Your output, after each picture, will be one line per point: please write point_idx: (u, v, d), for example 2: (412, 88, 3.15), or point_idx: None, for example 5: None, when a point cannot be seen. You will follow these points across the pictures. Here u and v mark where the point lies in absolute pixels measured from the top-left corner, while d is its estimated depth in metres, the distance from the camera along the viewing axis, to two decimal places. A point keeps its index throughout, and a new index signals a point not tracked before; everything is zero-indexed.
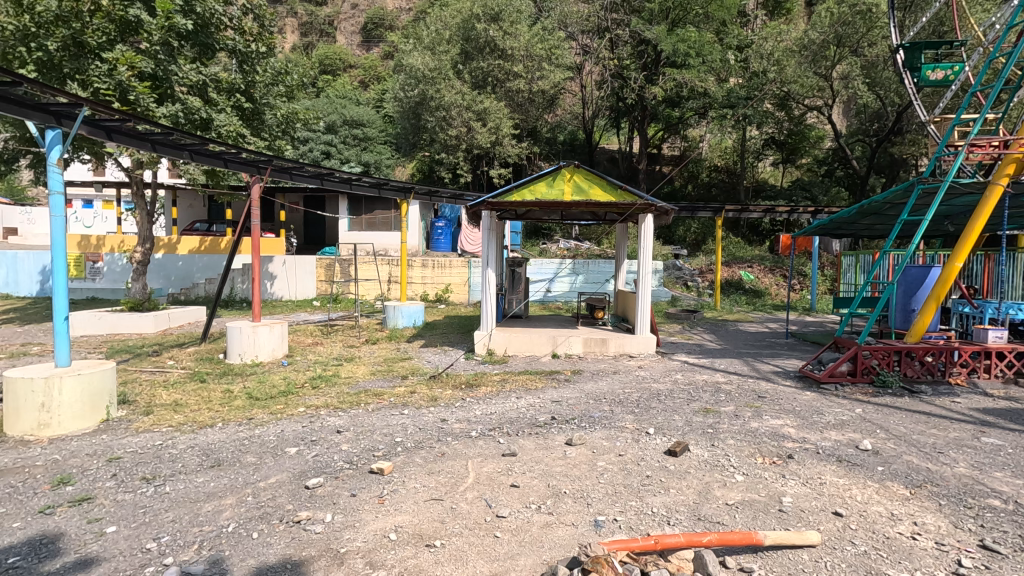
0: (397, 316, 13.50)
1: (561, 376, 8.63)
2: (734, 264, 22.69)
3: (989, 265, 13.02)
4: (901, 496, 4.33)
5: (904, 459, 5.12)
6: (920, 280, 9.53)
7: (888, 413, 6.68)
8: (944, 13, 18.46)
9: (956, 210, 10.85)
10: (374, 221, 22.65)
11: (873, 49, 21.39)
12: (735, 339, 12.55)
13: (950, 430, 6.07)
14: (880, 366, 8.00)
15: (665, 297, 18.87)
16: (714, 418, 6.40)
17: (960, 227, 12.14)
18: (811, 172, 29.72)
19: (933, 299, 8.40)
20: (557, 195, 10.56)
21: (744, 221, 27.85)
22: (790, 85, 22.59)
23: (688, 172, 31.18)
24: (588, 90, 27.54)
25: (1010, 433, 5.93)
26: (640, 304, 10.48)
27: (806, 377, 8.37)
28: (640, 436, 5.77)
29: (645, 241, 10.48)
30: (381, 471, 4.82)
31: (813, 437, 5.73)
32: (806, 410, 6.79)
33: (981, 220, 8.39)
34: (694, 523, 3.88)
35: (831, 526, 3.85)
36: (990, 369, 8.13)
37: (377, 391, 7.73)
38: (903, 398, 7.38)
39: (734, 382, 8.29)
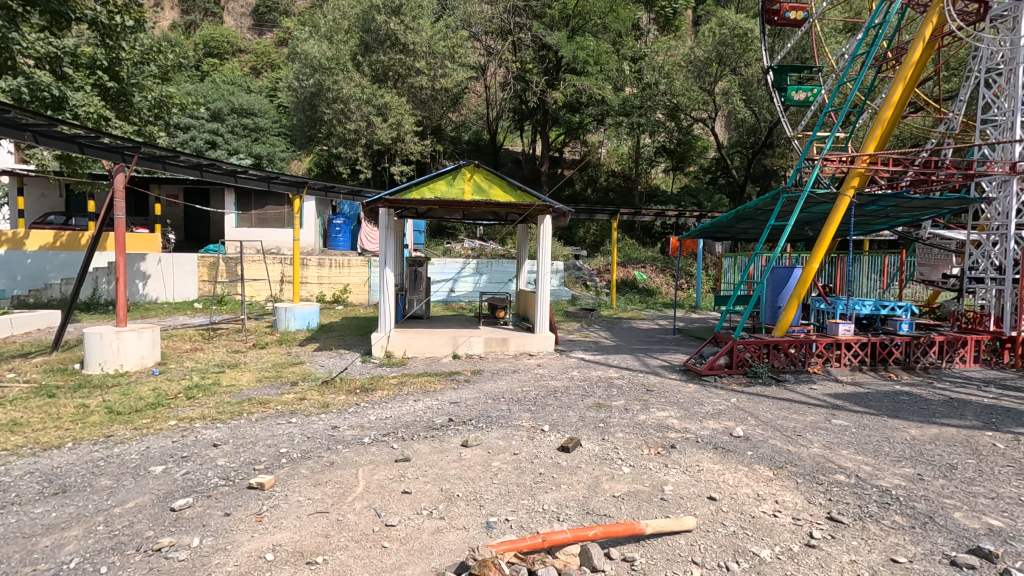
0: (289, 318, 12.75)
1: (461, 377, 8.60)
2: (629, 264, 23.92)
3: (841, 267, 14.80)
4: (766, 477, 4.74)
5: (770, 443, 5.62)
6: (785, 280, 10.59)
7: (758, 402, 7.32)
8: (804, 41, 20.91)
9: (815, 217, 12.13)
10: (266, 217, 21.18)
11: (749, 69, 23.23)
12: (628, 335, 13.20)
13: (808, 414, 6.78)
14: (752, 358, 8.81)
15: (565, 296, 19.53)
16: (606, 413, 6.66)
17: (818, 232, 13.63)
18: (697, 179, 32.04)
19: (795, 296, 9.30)
20: (457, 194, 10.45)
21: (638, 224, 29.66)
22: (679, 97, 24.30)
23: (588, 176, 32.55)
24: (491, 91, 27.81)
25: (855, 415, 6.73)
26: (539, 304, 10.71)
27: (689, 370, 8.99)
28: (535, 433, 5.84)
29: (544, 242, 10.68)
30: (261, 485, 4.47)
31: (694, 427, 6.13)
32: (688, 401, 7.25)
33: (832, 226, 9.47)
34: (583, 517, 3.98)
35: (706, 510, 4.11)
36: (841, 358, 9.15)
37: (263, 399, 7.18)
38: (770, 387, 8.15)
39: (626, 377, 8.71)
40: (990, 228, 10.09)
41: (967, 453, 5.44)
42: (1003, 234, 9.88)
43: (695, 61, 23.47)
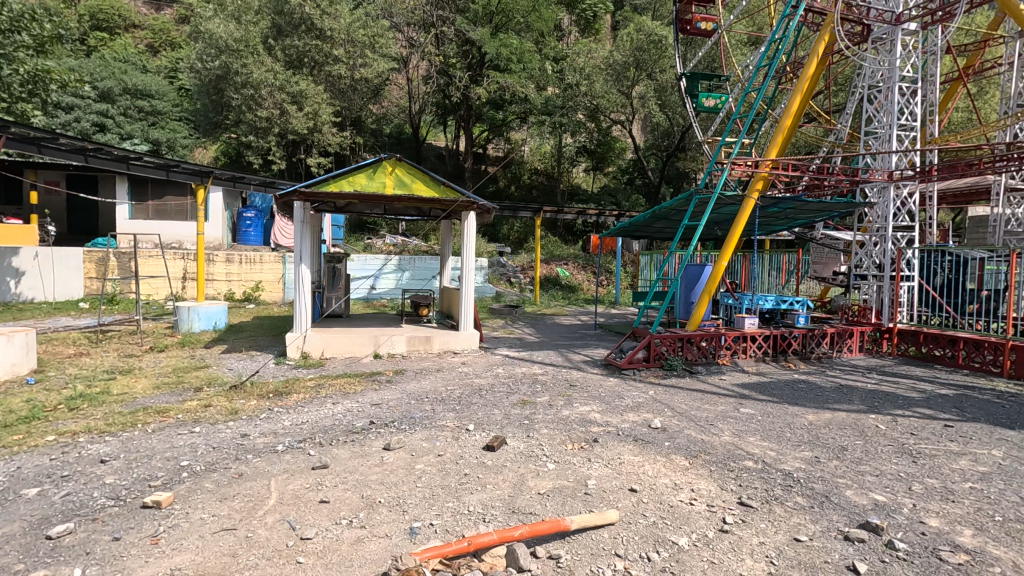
0: (192, 319, 11.79)
1: (382, 377, 8.32)
2: (551, 261, 24.32)
3: (745, 264, 15.84)
4: (682, 466, 4.95)
5: (685, 433, 5.89)
6: (697, 277, 11.19)
7: (674, 393, 7.66)
8: (713, 52, 22.19)
9: (723, 218, 12.91)
10: (165, 209, 19.52)
11: (663, 75, 24.38)
12: (551, 331, 13.40)
13: (718, 404, 7.18)
14: (668, 352, 9.21)
15: (489, 292, 19.54)
16: (530, 409, 6.69)
17: (726, 232, 14.53)
18: (616, 180, 33.16)
19: (706, 292, 9.83)
20: (378, 188, 10.09)
21: (560, 222, 30.25)
22: (598, 99, 24.98)
23: (511, 173, 32.79)
24: (413, 84, 27.25)
25: (760, 404, 7.22)
26: (463, 302, 10.61)
27: (609, 365, 9.26)
28: (460, 433, 5.76)
29: (469, 239, 10.59)
30: (157, 504, 4.05)
31: (615, 420, 6.30)
32: (609, 395, 7.45)
33: (740, 226, 10.09)
34: (509, 517, 3.95)
35: (627, 502, 4.22)
36: (747, 350, 9.80)
37: (161, 407, 6.56)
38: (685, 379, 8.57)
39: (549, 372, 8.82)
40: (872, 230, 11.16)
41: (856, 435, 5.97)
42: (883, 236, 10.96)
43: (614, 65, 24.18)
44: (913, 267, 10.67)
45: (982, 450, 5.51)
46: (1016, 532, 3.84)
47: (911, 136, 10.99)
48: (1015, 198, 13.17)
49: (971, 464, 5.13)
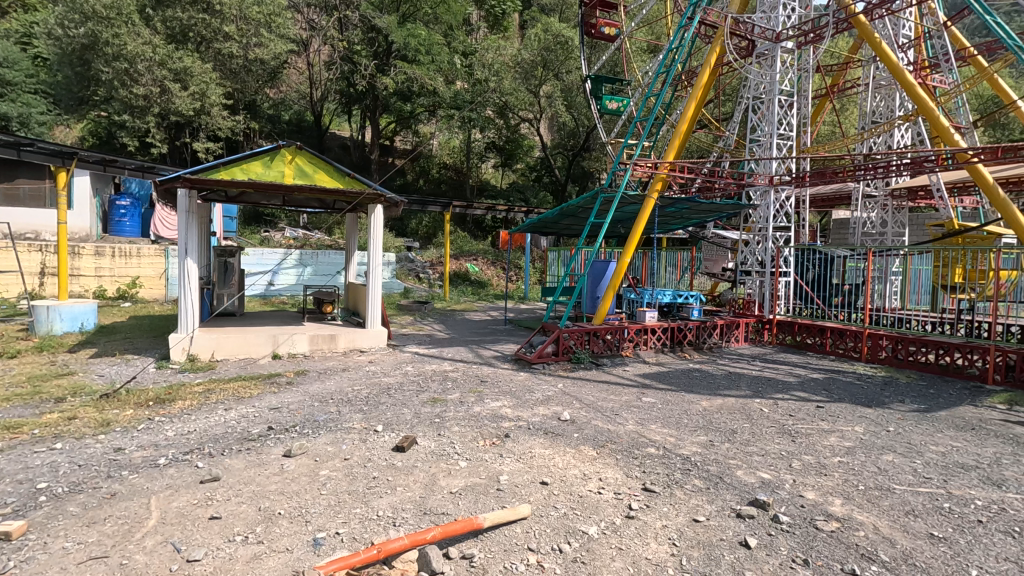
0: (52, 320, 10.35)
1: (282, 380, 7.78)
2: (461, 257, 24.21)
3: (645, 261, 16.69)
4: (591, 456, 5.10)
5: (593, 424, 6.07)
6: (602, 273, 11.64)
7: (581, 386, 7.89)
8: (616, 57, 23.24)
9: (625, 216, 13.50)
10: (17, 194, 17.00)
11: (569, 76, 25.03)
12: (461, 327, 13.32)
13: (622, 394, 7.49)
14: (575, 345, 9.48)
15: (398, 288, 19.08)
16: (441, 407, 6.58)
17: (629, 230, 15.21)
18: (524, 177, 33.62)
19: (611, 287, 10.22)
20: (276, 177, 9.44)
21: (470, 218, 30.18)
22: (507, 96, 25.15)
23: (419, 166, 32.23)
24: (314, 69, 25.86)
25: (660, 393, 7.63)
26: (370, 298, 10.24)
27: (520, 359, 9.37)
28: (367, 435, 5.53)
29: (376, 233, 10.24)
30: (6, 535, 3.48)
31: (525, 414, 6.36)
32: (520, 390, 7.52)
33: (641, 224, 10.60)
34: (420, 519, 3.83)
35: (539, 496, 4.26)
36: (648, 342, 10.32)
37: (11, 423, 5.67)
38: (591, 371, 8.88)
39: (460, 369, 8.74)
40: (755, 231, 12.18)
41: (744, 418, 6.48)
42: (764, 235, 11.98)
43: (522, 63, 24.71)
44: (790, 263, 11.73)
45: (847, 427, 6.20)
46: (875, 498, 4.35)
47: (788, 145, 12.14)
48: (869, 203, 14.90)
49: (839, 440, 5.75)
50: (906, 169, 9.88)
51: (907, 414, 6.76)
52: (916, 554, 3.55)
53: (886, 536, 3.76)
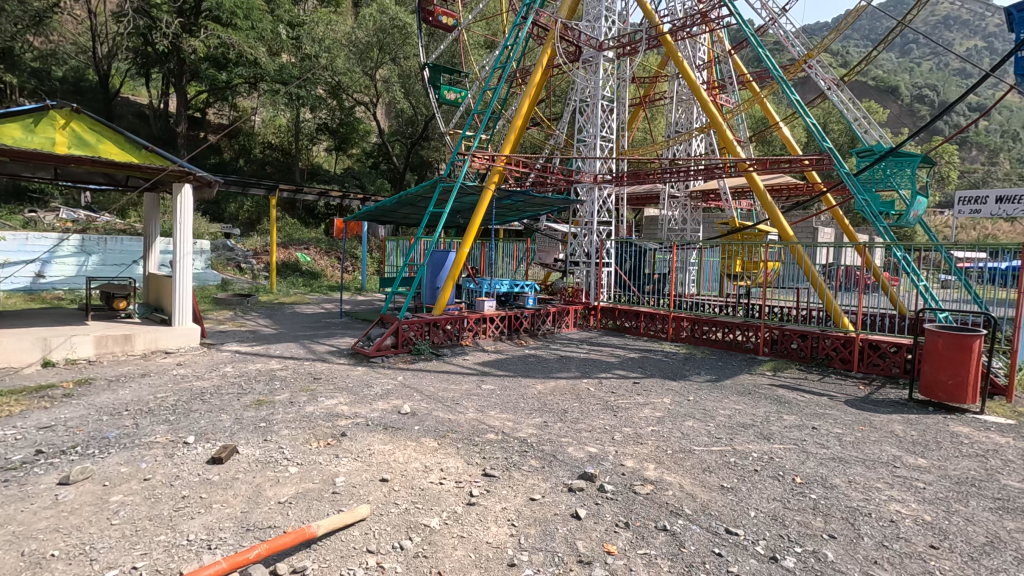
0: None
1: (57, 392, 6.40)
2: (290, 245, 22.38)
3: (484, 251, 16.97)
4: (432, 448, 5.06)
5: (434, 415, 6.04)
6: (442, 263, 11.68)
7: (422, 377, 7.82)
8: (455, 48, 23.31)
9: (464, 206, 13.62)
10: None
11: (407, 62, 24.20)
12: (291, 321, 12.32)
13: (463, 383, 7.58)
14: (415, 337, 9.36)
15: (214, 280, 16.99)
16: (268, 409, 5.99)
17: (467, 220, 15.39)
18: (360, 162, 32.18)
19: (450, 277, 10.25)
20: (43, 144, 7.71)
21: (299, 203, 28.12)
22: (340, 76, 24.02)
23: (239, 145, 29.08)
24: (97, 19, 21.68)
25: (498, 379, 7.88)
26: (176, 290, 8.98)
27: (357, 353, 8.98)
28: (175, 448, 4.81)
29: (183, 217, 9.04)
30: None
31: (363, 411, 6.09)
32: (357, 385, 7.18)
33: (479, 214, 10.76)
34: (241, 537, 3.43)
35: (378, 494, 4.11)
36: (486, 331, 10.59)
37: None
38: (431, 361, 8.84)
39: (289, 367, 8.05)
40: (582, 224, 13.01)
41: (574, 398, 6.99)
42: (590, 229, 12.92)
43: (357, 43, 23.15)
44: (611, 255, 12.87)
45: (658, 399, 7.04)
46: (681, 459, 5.00)
47: (609, 147, 13.26)
48: (674, 203, 16.97)
49: (652, 411, 6.49)
50: (702, 173, 11.43)
51: (703, 384, 7.91)
52: (712, 504, 4.15)
53: (689, 492, 4.33)
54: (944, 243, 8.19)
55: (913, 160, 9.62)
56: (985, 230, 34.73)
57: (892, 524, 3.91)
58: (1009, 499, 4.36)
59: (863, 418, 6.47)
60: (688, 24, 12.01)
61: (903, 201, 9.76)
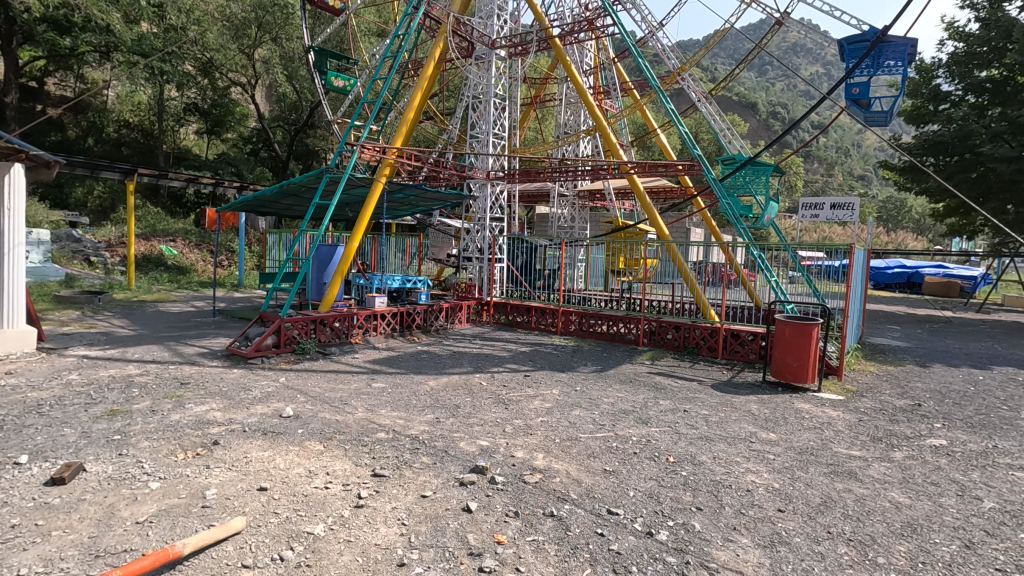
0: None
1: None
2: (152, 237, 20.12)
3: (375, 246, 16.41)
4: (316, 452, 4.82)
5: (319, 417, 5.75)
6: (329, 258, 11.16)
7: (306, 377, 7.41)
8: (343, 33, 22.37)
9: (353, 199, 13.10)
10: None
11: (290, 43, 23.16)
12: (154, 321, 11.08)
13: (352, 382, 7.31)
14: (299, 335, 8.84)
15: (55, 275, 14.78)
16: (123, 420, 5.34)
17: (357, 214, 14.83)
18: (236, 148, 29.73)
19: (338, 273, 9.81)
20: None
21: (164, 190, 25.36)
22: (212, 52, 22.16)
23: (87, 121, 25.55)
24: None
25: (390, 376, 7.70)
26: (4, 287, 7.65)
27: (233, 355, 8.30)
28: (3, 471, 4.13)
29: (13, 202, 7.74)
30: None
31: (239, 416, 5.64)
32: (232, 389, 6.64)
33: (369, 208, 10.40)
34: (89, 566, 3.03)
35: (256, 504, 3.84)
36: (377, 328, 10.27)
37: None
38: (318, 361, 8.41)
39: (151, 372, 7.24)
40: (475, 220, 13.19)
41: (466, 393, 7.03)
42: (482, 225, 13.03)
43: (232, 18, 22.06)
44: (504, 251, 13.07)
45: (547, 390, 7.29)
46: (568, 447, 5.22)
47: (502, 145, 13.45)
48: (563, 201, 17.62)
49: (541, 402, 6.70)
50: (588, 174, 11.98)
51: (588, 374, 8.33)
52: (595, 487, 4.38)
53: (575, 478, 4.53)
54: (790, 243, 9.32)
55: (767, 169, 10.85)
56: (822, 231, 40.08)
57: (748, 493, 4.39)
58: (838, 464, 5.08)
59: (726, 400, 7.18)
60: (575, 30, 12.50)
61: (758, 205, 10.97)
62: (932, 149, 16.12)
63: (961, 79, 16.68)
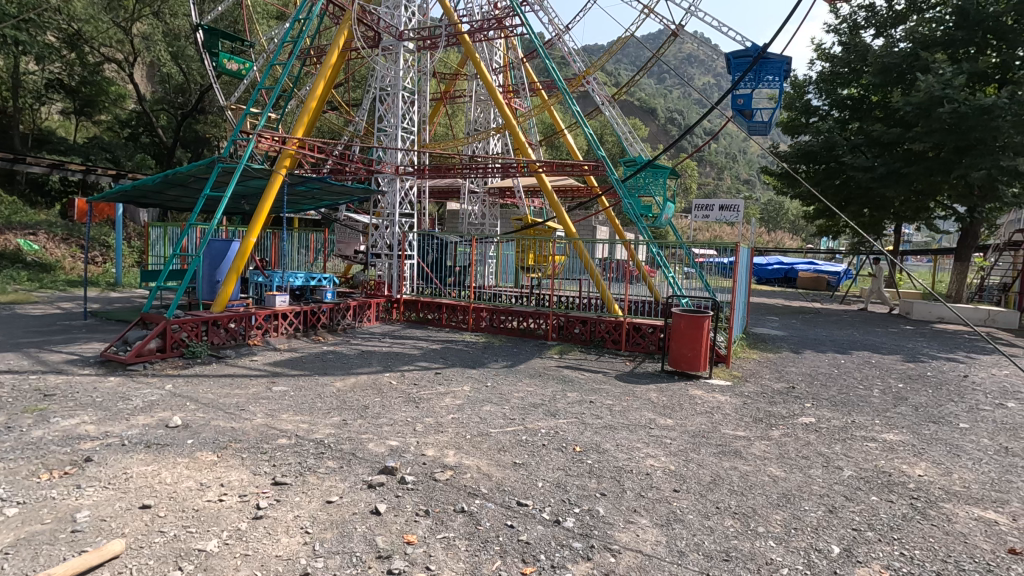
0: None
1: None
2: (6, 230, 17.61)
3: (275, 242, 15.48)
4: (209, 462, 4.48)
5: (212, 425, 5.35)
6: (223, 254, 10.43)
7: (197, 384, 6.85)
8: (237, 13, 20.91)
9: (250, 191, 12.30)
10: None
11: (175, 20, 21.98)
12: (9, 325, 9.72)
13: (249, 386, 6.86)
14: (189, 338, 8.18)
15: None
16: None
17: (254, 207, 13.92)
18: (111, 132, 26.78)
19: (234, 270, 9.18)
20: None
21: (21, 176, 22.29)
22: (81, 23, 19.74)
23: None
24: None
25: (292, 379, 7.32)
26: None
27: (109, 361, 7.50)
28: None
29: None
30: None
31: (117, 429, 5.11)
32: (108, 399, 5.99)
33: (268, 201, 9.81)
34: None
35: (138, 524, 3.50)
36: (278, 328, 9.71)
37: None
38: (210, 365, 7.81)
39: (6, 384, 6.35)
40: (384, 215, 12.71)
41: (374, 393, 6.86)
42: (391, 221, 12.71)
43: None
44: (414, 248, 12.88)
45: (458, 387, 7.29)
46: (479, 443, 5.26)
47: (411, 140, 13.23)
48: (474, 198, 17.65)
49: (452, 399, 6.69)
50: (499, 172, 12.09)
51: (499, 370, 8.43)
52: (505, 481, 4.45)
53: (485, 473, 4.58)
54: (686, 241, 9.99)
55: (664, 172, 11.58)
56: (714, 231, 43.42)
57: (647, 477, 4.67)
58: (726, 444, 5.54)
59: (628, 389, 7.58)
60: (485, 27, 12.54)
61: (657, 206, 11.67)
62: (804, 157, 18.01)
63: (827, 95, 18.78)
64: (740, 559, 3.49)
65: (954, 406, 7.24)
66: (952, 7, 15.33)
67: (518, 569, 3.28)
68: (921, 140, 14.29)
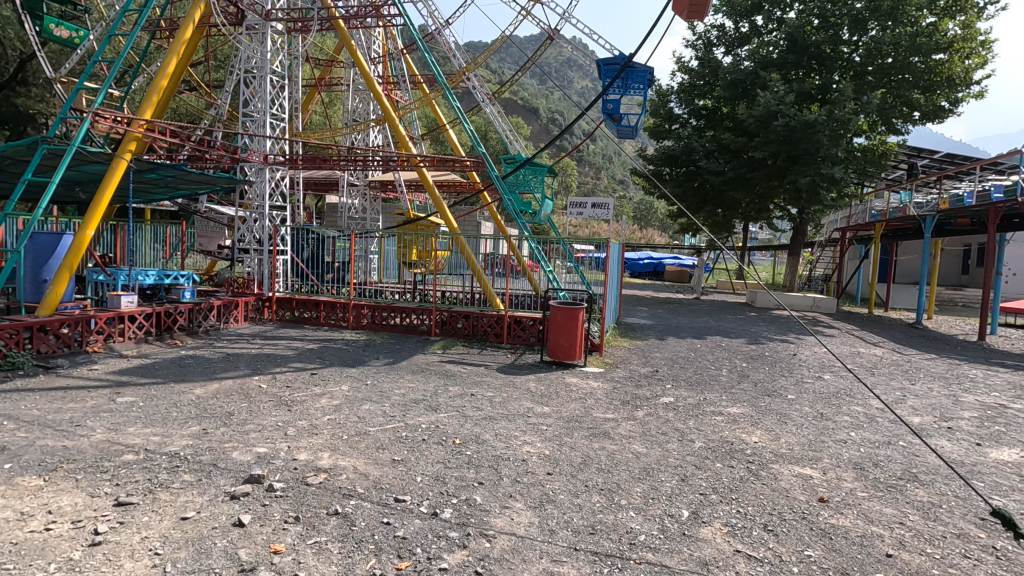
0: None
1: None
2: None
3: (120, 236, 13.69)
4: (33, 487, 3.91)
5: (38, 445, 4.65)
6: (51, 249, 9.05)
7: (18, 399, 5.91)
8: None
9: (87, 177, 10.77)
10: None
11: None
12: None
13: (87, 399, 6.04)
14: (7, 347, 7.06)
15: None
16: None
17: (92, 196, 12.19)
18: None
19: (64, 268, 8.02)
20: None
21: None
22: None
23: None
24: None
25: (142, 388, 6.57)
26: None
27: None
28: None
29: None
30: None
31: None
32: None
33: (109, 189, 8.67)
34: None
35: None
36: (124, 332, 8.65)
37: None
38: (35, 377, 6.77)
39: None
40: (252, 208, 11.83)
41: (241, 398, 6.38)
42: (260, 213, 11.85)
43: None
44: (288, 242, 12.15)
45: (336, 387, 7.02)
46: (356, 442, 5.12)
47: (281, 127, 12.22)
48: (353, 191, 17.06)
49: (329, 400, 6.43)
50: (379, 166, 11.71)
51: (380, 367, 8.25)
52: (382, 479, 4.39)
53: (362, 473, 4.47)
54: (564, 237, 10.42)
55: (542, 170, 12.01)
56: (592, 227, 45.82)
57: (523, 462, 4.86)
58: (596, 427, 5.93)
59: (509, 381, 7.81)
60: (361, 14, 12.07)
61: (536, 202, 12.07)
62: (668, 160, 19.70)
63: (687, 104, 20.58)
64: (604, 531, 3.78)
65: (785, 380, 8.37)
66: (784, 34, 17.59)
67: (392, 566, 3.26)
68: (761, 148, 16.25)
